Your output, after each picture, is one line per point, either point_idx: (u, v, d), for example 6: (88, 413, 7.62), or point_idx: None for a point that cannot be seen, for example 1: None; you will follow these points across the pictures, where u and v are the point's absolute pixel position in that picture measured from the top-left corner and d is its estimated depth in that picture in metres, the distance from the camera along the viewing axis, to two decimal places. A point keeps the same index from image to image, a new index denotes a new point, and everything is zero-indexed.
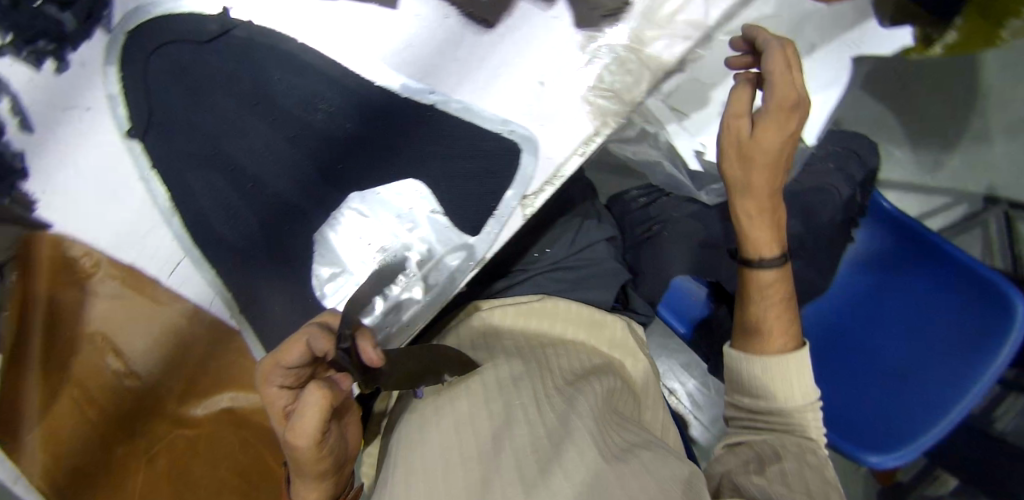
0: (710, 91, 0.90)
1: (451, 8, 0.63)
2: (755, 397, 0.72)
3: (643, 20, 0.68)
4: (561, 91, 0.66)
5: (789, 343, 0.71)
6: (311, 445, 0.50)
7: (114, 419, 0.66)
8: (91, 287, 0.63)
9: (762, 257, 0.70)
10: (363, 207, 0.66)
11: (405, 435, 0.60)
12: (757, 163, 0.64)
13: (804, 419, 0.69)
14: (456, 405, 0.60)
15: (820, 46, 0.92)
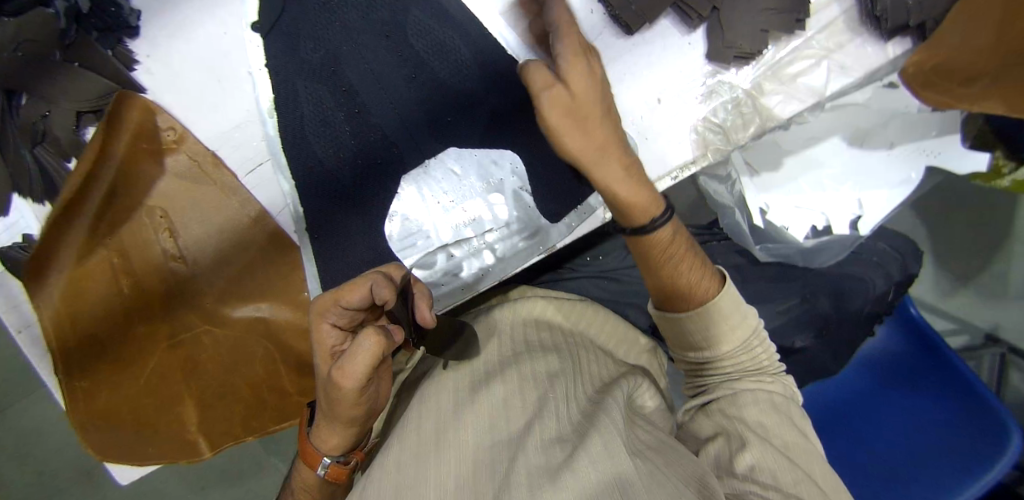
0: (784, 157, 0.91)
1: (599, 5, 0.65)
2: (701, 351, 0.56)
3: (767, 72, 0.71)
4: (675, 112, 0.68)
5: (711, 285, 0.54)
6: (354, 389, 0.45)
7: (149, 295, 0.67)
8: (169, 161, 0.64)
9: (654, 216, 0.50)
10: (456, 165, 0.66)
11: (425, 401, 0.55)
12: (588, 117, 0.45)
13: (762, 367, 0.55)
14: (483, 387, 0.54)
15: (899, 145, 0.88)
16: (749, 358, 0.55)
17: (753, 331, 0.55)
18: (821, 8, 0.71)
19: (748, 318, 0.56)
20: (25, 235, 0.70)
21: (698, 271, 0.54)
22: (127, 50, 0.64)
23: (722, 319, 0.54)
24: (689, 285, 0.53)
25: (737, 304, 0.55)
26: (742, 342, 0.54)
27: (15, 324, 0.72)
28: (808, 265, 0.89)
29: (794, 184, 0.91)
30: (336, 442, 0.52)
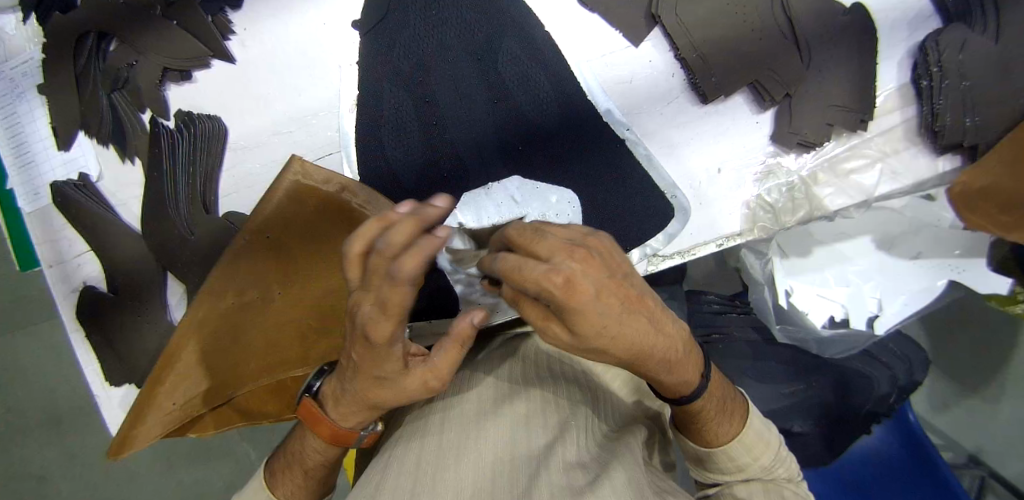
0: (815, 246, 0.89)
1: (681, 71, 0.68)
2: (715, 468, 0.52)
3: (823, 163, 0.74)
4: (731, 185, 0.71)
5: (735, 423, 0.50)
6: (416, 379, 0.39)
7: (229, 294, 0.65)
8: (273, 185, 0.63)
9: (687, 394, 0.44)
10: (517, 193, 0.68)
11: (444, 407, 0.56)
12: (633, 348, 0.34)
13: (779, 475, 0.51)
14: (505, 401, 0.55)
15: (924, 256, 0.86)
16: (764, 466, 0.50)
17: (773, 449, 0.51)
18: (884, 114, 0.77)
19: (770, 438, 0.52)
20: (82, 174, 0.72)
21: (723, 413, 0.49)
22: (225, 20, 0.68)
23: (742, 450, 0.50)
24: (710, 428, 0.49)
25: (762, 437, 0.51)
26: (759, 459, 0.50)
27: (47, 259, 0.74)
28: (821, 353, 0.91)
29: (820, 275, 0.89)
30: (350, 415, 0.46)
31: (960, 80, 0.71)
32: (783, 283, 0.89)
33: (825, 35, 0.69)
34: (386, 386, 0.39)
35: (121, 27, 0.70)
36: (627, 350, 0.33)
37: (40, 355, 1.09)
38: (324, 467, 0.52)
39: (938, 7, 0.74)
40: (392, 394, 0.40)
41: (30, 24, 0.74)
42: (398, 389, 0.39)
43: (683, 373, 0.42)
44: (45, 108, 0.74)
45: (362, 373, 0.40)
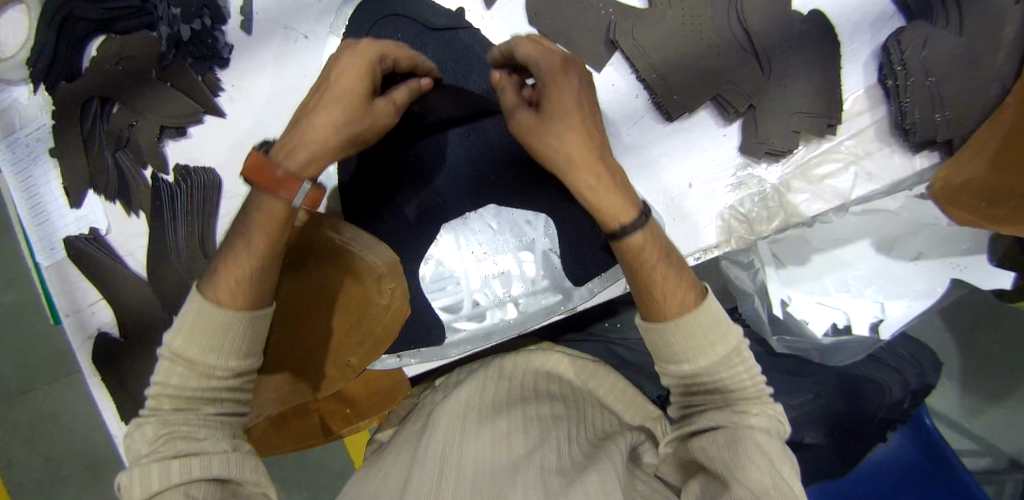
0: (813, 253, 0.89)
1: (645, 91, 0.72)
2: (676, 365, 0.47)
3: (796, 171, 0.75)
4: (704, 198, 0.73)
5: (693, 298, 0.48)
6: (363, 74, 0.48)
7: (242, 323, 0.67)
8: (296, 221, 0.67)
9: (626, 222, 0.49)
10: (493, 221, 0.72)
11: (433, 424, 0.60)
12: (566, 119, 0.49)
13: (740, 407, 0.44)
14: (488, 419, 0.59)
15: (924, 256, 0.87)
16: (732, 379, 0.46)
17: (734, 348, 0.46)
18: (854, 116, 0.77)
19: (734, 332, 0.47)
20: (92, 228, 0.78)
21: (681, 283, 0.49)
22: (215, 78, 0.73)
23: (699, 336, 0.45)
24: (670, 287, 0.48)
25: (722, 320, 0.47)
26: (717, 358, 0.45)
27: (64, 308, 0.80)
28: (825, 362, 0.86)
29: (819, 282, 0.89)
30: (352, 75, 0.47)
31: (925, 77, 0.71)
32: (779, 292, 0.89)
33: (780, 45, 0.71)
34: (336, 101, 0.47)
35: (122, 92, 0.76)
36: (568, 129, 0.49)
37: (63, 400, 1.14)
38: (276, 233, 0.46)
39: (899, 6, 0.74)
40: (338, 119, 0.47)
41: (41, 94, 0.80)
42: (341, 109, 0.47)
43: (609, 182, 0.50)
44: (57, 170, 0.80)
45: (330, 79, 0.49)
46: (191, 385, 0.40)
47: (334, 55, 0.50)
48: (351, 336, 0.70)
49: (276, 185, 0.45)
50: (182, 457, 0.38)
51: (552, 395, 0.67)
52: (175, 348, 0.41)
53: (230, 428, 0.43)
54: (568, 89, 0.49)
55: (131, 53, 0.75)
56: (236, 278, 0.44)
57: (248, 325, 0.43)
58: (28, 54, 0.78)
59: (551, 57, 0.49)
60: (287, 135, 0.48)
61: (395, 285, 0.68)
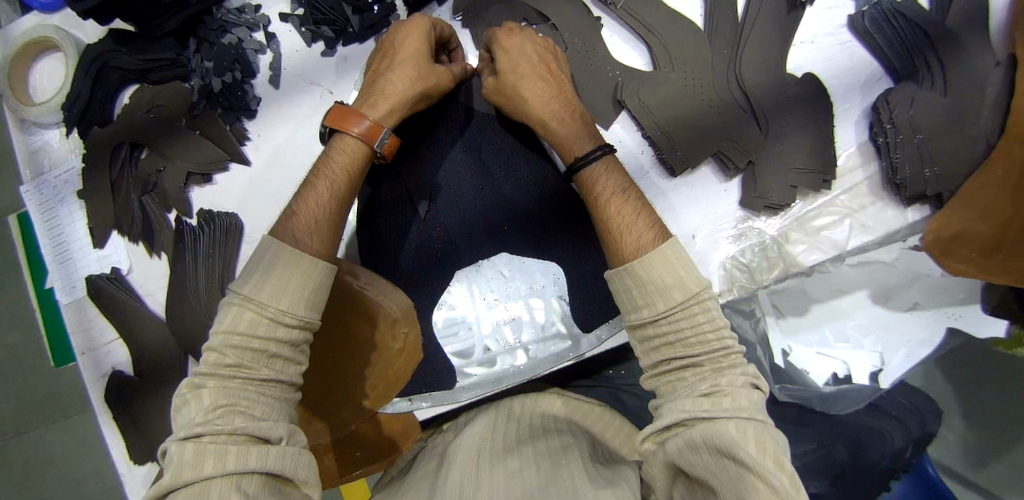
0: (812, 304, 0.94)
1: (650, 148, 0.76)
2: (636, 312, 0.54)
3: (793, 223, 0.78)
4: (708, 249, 0.76)
5: (655, 241, 0.56)
6: (402, 48, 0.63)
7: None
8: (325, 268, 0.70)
9: (582, 157, 0.63)
10: (505, 268, 0.75)
11: (452, 470, 0.64)
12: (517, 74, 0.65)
13: (709, 389, 0.48)
14: (501, 457, 0.66)
15: (920, 306, 0.93)
16: (696, 336, 0.50)
17: (692, 295, 0.51)
18: (847, 171, 0.80)
19: (694, 278, 0.53)
20: (113, 268, 0.80)
21: (633, 221, 0.59)
22: (242, 128, 0.76)
23: (655, 280, 0.53)
24: (626, 229, 0.58)
25: (680, 259, 0.54)
26: (676, 303, 0.51)
27: (80, 347, 0.83)
28: (827, 411, 0.90)
29: (819, 332, 0.95)
30: (401, 53, 0.63)
31: (913, 135, 0.75)
32: (780, 343, 0.95)
33: (776, 105, 0.76)
34: (402, 69, 0.62)
35: (149, 139, 0.79)
36: (533, 95, 0.64)
37: (82, 431, 1.17)
38: (351, 171, 0.60)
39: (887, 69, 0.79)
40: (408, 77, 0.62)
41: (72, 137, 0.84)
42: (405, 71, 0.62)
43: (573, 131, 0.65)
44: (83, 211, 0.83)
45: (382, 55, 0.65)
46: (258, 332, 0.45)
47: (393, 26, 0.66)
48: (364, 377, 0.72)
49: (357, 133, 0.59)
50: (239, 437, 0.40)
51: (561, 429, 0.73)
52: (248, 292, 0.47)
53: (285, 410, 0.46)
54: (525, 56, 0.65)
55: (161, 103, 0.79)
56: (311, 206, 0.57)
57: (318, 280, 0.50)
58: (62, 100, 0.81)
59: (530, 44, 0.67)
60: (365, 95, 0.64)
61: (408, 330, 0.71)
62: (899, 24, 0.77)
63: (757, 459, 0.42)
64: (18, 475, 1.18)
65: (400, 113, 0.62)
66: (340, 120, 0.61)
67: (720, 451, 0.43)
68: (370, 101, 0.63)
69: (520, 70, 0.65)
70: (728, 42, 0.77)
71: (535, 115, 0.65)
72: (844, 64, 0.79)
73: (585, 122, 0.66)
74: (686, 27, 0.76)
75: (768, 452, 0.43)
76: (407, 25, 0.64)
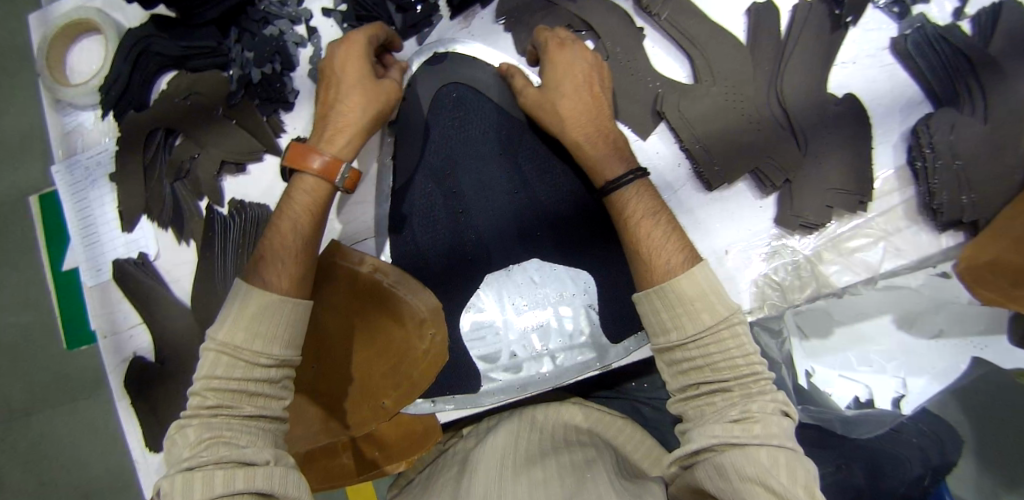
0: (834, 326, 0.93)
1: (687, 161, 0.75)
2: (664, 335, 0.54)
3: (827, 243, 0.77)
4: (741, 265, 0.75)
5: (683, 265, 0.56)
6: (344, 76, 0.64)
7: (313, 353, 0.73)
8: (358, 263, 0.71)
9: (616, 179, 0.62)
10: (536, 275, 0.73)
11: (477, 478, 0.63)
12: (559, 90, 0.65)
13: (740, 414, 0.47)
14: (523, 467, 0.65)
15: (945, 334, 0.91)
16: (725, 362, 0.50)
17: (722, 318, 0.51)
18: (883, 194, 0.79)
19: (723, 302, 0.53)
20: (140, 253, 0.81)
21: (668, 246, 0.58)
22: (279, 120, 0.77)
23: (687, 302, 0.53)
24: (655, 251, 0.58)
25: (713, 285, 0.54)
26: (705, 326, 0.51)
27: (103, 330, 0.83)
28: (847, 434, 0.89)
29: (841, 356, 0.94)
30: (345, 82, 0.64)
31: (952, 160, 0.74)
32: (804, 364, 0.94)
33: (816, 124, 0.75)
34: (349, 98, 0.63)
35: (184, 126, 0.79)
36: (571, 114, 0.65)
37: (90, 415, 1.17)
38: (314, 206, 0.61)
39: (927, 93, 0.78)
40: (357, 106, 0.63)
41: (107, 120, 0.84)
42: (358, 97, 0.63)
43: (605, 153, 0.64)
44: (113, 194, 0.83)
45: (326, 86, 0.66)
46: (236, 374, 0.47)
47: (327, 54, 0.65)
48: (387, 376, 0.72)
49: (316, 170, 0.61)
50: (223, 465, 0.42)
51: (584, 443, 0.72)
52: (221, 340, 0.49)
53: (268, 439, 0.48)
54: (572, 73, 0.65)
55: (198, 90, 0.79)
56: (281, 247, 0.58)
57: (289, 318, 0.52)
58: (100, 82, 0.82)
59: (579, 63, 0.66)
60: (317, 129, 0.64)
61: (435, 331, 0.70)
62: (942, 48, 0.76)
63: (788, 487, 0.41)
64: (25, 454, 1.19)
65: (354, 141, 0.64)
66: (295, 162, 0.61)
67: (750, 479, 0.42)
68: (323, 135, 0.64)
69: (562, 88, 0.65)
70: (771, 58, 0.76)
71: (567, 135, 0.65)
72: (885, 86, 0.79)
73: (618, 145, 0.65)
74: (728, 42, 0.75)
75: (800, 481, 0.42)
76: (343, 50, 0.64)
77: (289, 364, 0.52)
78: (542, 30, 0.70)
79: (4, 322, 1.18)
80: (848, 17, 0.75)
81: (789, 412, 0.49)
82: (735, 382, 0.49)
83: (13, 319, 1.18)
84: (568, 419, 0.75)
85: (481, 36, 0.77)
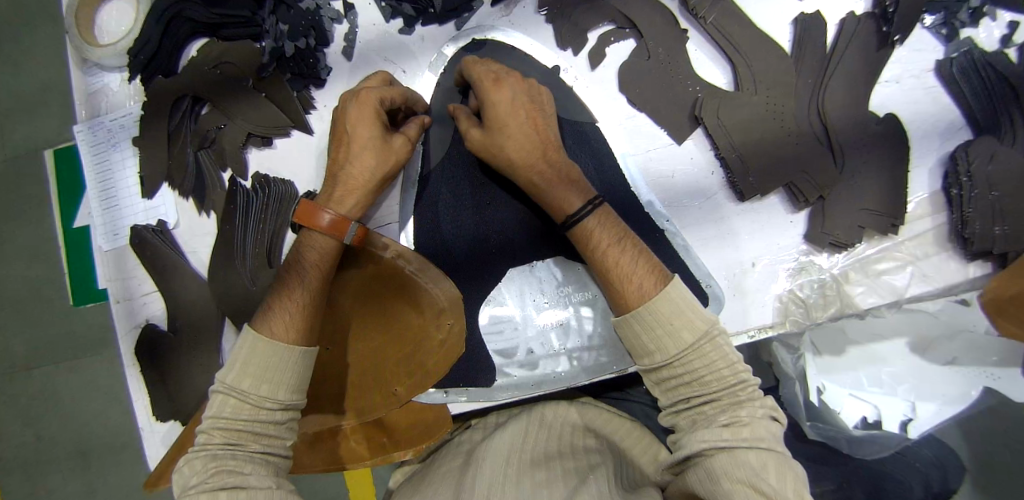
0: (848, 345, 0.92)
1: (720, 169, 0.74)
2: (647, 358, 0.55)
3: (855, 263, 0.75)
4: (764, 278, 0.74)
5: (654, 287, 0.57)
6: (356, 137, 0.64)
7: (329, 334, 0.72)
8: (385, 250, 0.71)
9: (569, 214, 0.63)
10: (560, 273, 0.73)
11: (481, 465, 0.64)
12: (496, 132, 0.64)
13: (729, 419, 0.48)
14: (526, 469, 0.63)
15: (958, 362, 0.90)
16: (711, 374, 0.51)
17: (702, 335, 0.52)
18: (915, 218, 0.75)
19: (701, 317, 0.53)
20: (159, 221, 0.80)
21: (637, 277, 0.58)
22: (309, 96, 0.76)
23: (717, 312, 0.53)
24: (627, 280, 0.58)
25: (687, 301, 0.54)
26: (687, 344, 0.52)
27: (117, 295, 0.82)
28: (852, 454, 0.87)
29: (852, 375, 0.93)
30: (356, 146, 0.64)
31: (988, 192, 0.71)
32: (815, 380, 0.92)
33: (854, 142, 0.74)
34: (360, 159, 0.64)
35: (212, 95, 0.78)
36: (516, 150, 0.64)
37: (90, 377, 1.16)
38: (321, 264, 0.62)
39: (967, 118, 0.74)
40: (368, 163, 0.64)
41: (134, 83, 0.83)
42: (363, 165, 0.64)
43: (563, 187, 0.64)
44: (135, 159, 0.82)
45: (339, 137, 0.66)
46: (242, 417, 0.50)
47: (343, 105, 0.66)
48: (404, 363, 0.71)
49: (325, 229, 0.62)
50: (227, 489, 0.45)
51: (590, 448, 0.69)
52: (229, 382, 0.51)
53: (272, 469, 0.50)
54: (511, 106, 0.64)
55: (229, 59, 0.78)
56: (289, 303, 0.60)
57: (296, 366, 0.54)
58: (128, 45, 0.80)
59: (518, 98, 0.65)
60: (328, 183, 0.66)
61: (453, 321, 0.71)
62: (987, 74, 0.73)
63: (777, 489, 0.43)
64: (25, 409, 1.19)
65: (359, 202, 0.66)
66: (304, 218, 0.62)
67: (741, 481, 0.44)
68: (335, 190, 0.65)
69: (505, 129, 0.64)
70: (815, 71, 0.75)
71: (520, 174, 0.65)
72: (927, 109, 0.75)
73: (569, 175, 0.65)
74: (773, 51, 0.74)
75: (789, 483, 0.44)
76: (354, 104, 0.64)
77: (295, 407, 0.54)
78: (472, 64, 0.68)
79: (13, 277, 1.18)
80: (896, 36, 0.73)
81: (779, 417, 0.51)
82: (722, 387, 0.50)
83: (22, 274, 1.17)
84: (578, 419, 0.75)
85: (521, 26, 0.76)
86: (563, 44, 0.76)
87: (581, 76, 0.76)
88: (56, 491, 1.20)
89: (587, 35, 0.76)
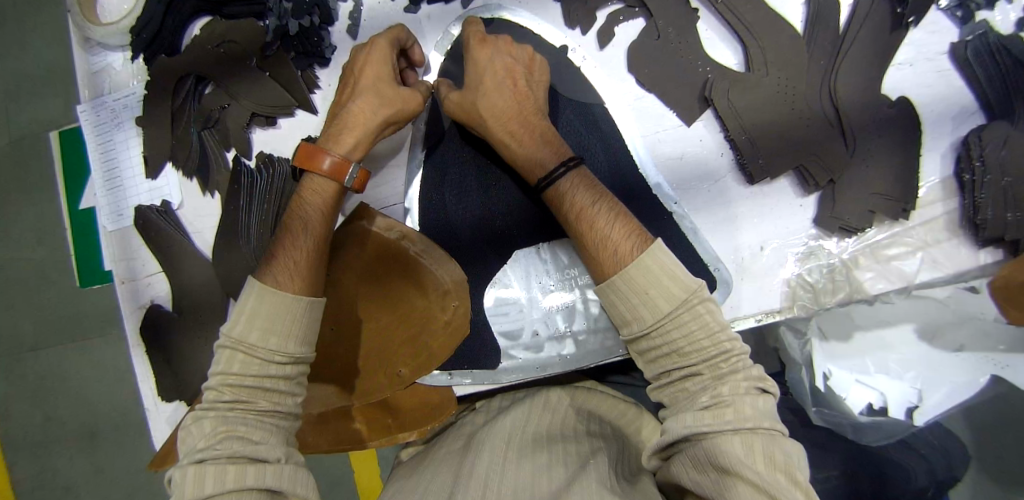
0: (855, 331, 0.90)
1: (730, 151, 0.73)
2: (629, 327, 0.56)
3: (864, 248, 0.74)
4: (773, 262, 0.73)
5: (634, 251, 0.56)
6: (362, 77, 0.65)
7: (338, 312, 0.72)
8: (389, 228, 0.71)
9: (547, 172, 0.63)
10: (565, 256, 0.72)
11: (481, 450, 0.63)
12: (477, 90, 0.66)
13: (710, 401, 0.48)
14: (529, 449, 0.62)
15: (967, 349, 0.87)
16: (690, 345, 0.51)
17: (680, 302, 0.52)
18: (926, 204, 0.73)
19: (680, 284, 0.53)
20: (164, 201, 0.80)
21: (618, 237, 0.59)
22: (313, 76, 0.75)
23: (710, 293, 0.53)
24: (603, 241, 0.59)
25: (666, 270, 0.53)
26: (663, 312, 0.52)
27: (121, 276, 0.82)
28: (857, 440, 0.86)
29: (862, 360, 0.91)
30: (362, 86, 0.64)
31: (1002, 177, 0.69)
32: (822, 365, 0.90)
33: (866, 124, 0.72)
34: (364, 98, 0.64)
35: (215, 74, 0.77)
36: (491, 108, 0.65)
37: (96, 358, 1.17)
38: (322, 208, 0.63)
39: (982, 102, 0.72)
40: (372, 103, 0.64)
41: (137, 63, 0.82)
42: (368, 104, 0.64)
43: (534, 150, 0.64)
44: (139, 139, 0.82)
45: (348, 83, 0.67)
46: (251, 374, 0.50)
47: (355, 54, 0.67)
48: (409, 345, 0.71)
49: (326, 171, 0.63)
50: (237, 459, 0.45)
51: (593, 431, 0.68)
52: (237, 337, 0.51)
53: (281, 435, 0.50)
54: (491, 68, 0.66)
55: (232, 38, 0.77)
56: (292, 246, 0.60)
57: (305, 320, 0.54)
58: (130, 23, 0.79)
59: (501, 57, 0.67)
60: (330, 127, 0.66)
61: (458, 303, 0.71)
62: (1004, 57, 0.70)
63: (766, 477, 0.42)
64: (33, 388, 1.20)
65: (362, 146, 0.65)
66: (306, 160, 0.63)
67: (725, 469, 0.43)
68: (338, 133, 0.65)
69: (483, 86, 0.65)
70: (827, 52, 0.73)
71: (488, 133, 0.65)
72: (941, 93, 0.73)
73: (547, 136, 0.65)
74: (785, 31, 0.72)
75: (777, 465, 0.43)
76: (368, 50, 0.65)
77: (307, 361, 0.55)
78: (470, 25, 0.70)
79: (18, 258, 1.18)
80: (911, 17, 0.71)
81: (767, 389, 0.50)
82: (700, 361, 0.50)
83: (26, 255, 1.17)
84: (584, 406, 0.74)
85: (529, 6, 0.76)
86: (571, 25, 0.75)
87: (588, 57, 0.75)
88: (64, 470, 1.21)
89: (596, 15, 0.75)
